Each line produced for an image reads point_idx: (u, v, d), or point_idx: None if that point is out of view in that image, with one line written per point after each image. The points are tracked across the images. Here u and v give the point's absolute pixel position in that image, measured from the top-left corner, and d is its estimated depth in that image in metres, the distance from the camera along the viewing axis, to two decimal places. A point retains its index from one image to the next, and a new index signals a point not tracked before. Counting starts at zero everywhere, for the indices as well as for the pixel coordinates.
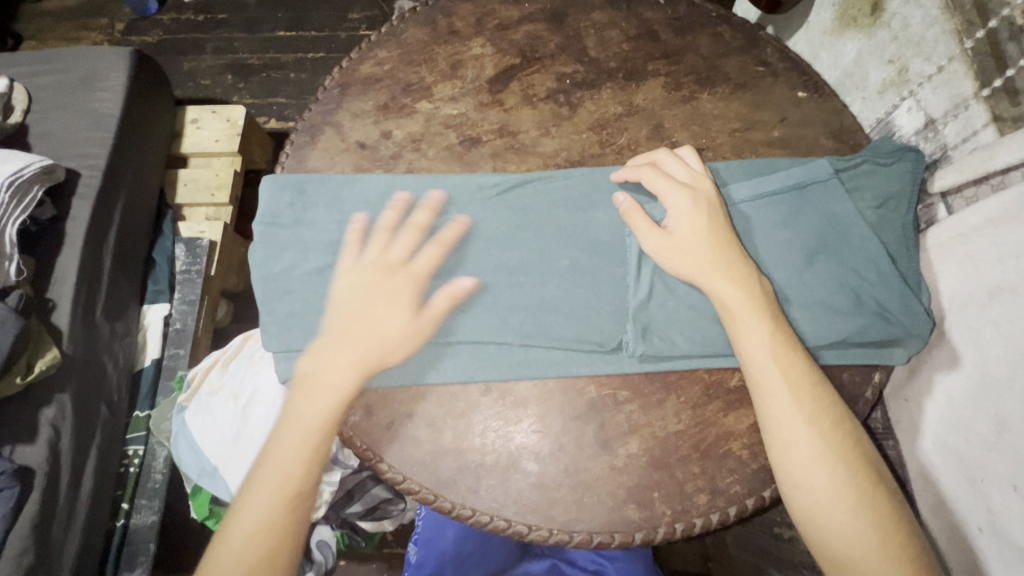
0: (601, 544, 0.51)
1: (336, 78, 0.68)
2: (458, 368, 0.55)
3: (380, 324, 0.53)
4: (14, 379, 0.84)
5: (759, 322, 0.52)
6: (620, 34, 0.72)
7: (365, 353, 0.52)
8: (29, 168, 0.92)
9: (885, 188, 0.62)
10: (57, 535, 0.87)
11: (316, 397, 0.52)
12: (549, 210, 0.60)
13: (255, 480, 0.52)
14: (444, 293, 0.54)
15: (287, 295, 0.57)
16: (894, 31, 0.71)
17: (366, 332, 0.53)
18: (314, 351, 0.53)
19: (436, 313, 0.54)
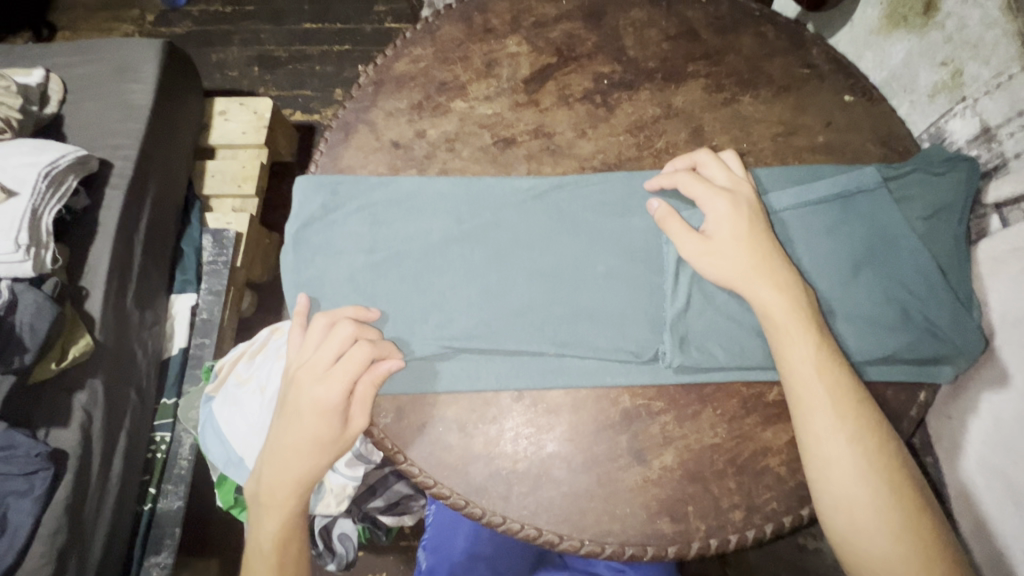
0: (633, 557, 0.50)
1: (370, 75, 0.68)
2: (491, 372, 0.55)
3: (307, 427, 0.52)
4: (50, 364, 0.87)
5: (804, 336, 0.50)
6: (659, 33, 0.70)
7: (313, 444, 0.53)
8: (65, 158, 0.93)
9: (936, 197, 0.59)
10: (88, 519, 0.89)
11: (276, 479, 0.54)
12: (574, 215, 0.59)
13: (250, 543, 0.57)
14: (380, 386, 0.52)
15: (319, 298, 0.57)
16: (949, 32, 0.67)
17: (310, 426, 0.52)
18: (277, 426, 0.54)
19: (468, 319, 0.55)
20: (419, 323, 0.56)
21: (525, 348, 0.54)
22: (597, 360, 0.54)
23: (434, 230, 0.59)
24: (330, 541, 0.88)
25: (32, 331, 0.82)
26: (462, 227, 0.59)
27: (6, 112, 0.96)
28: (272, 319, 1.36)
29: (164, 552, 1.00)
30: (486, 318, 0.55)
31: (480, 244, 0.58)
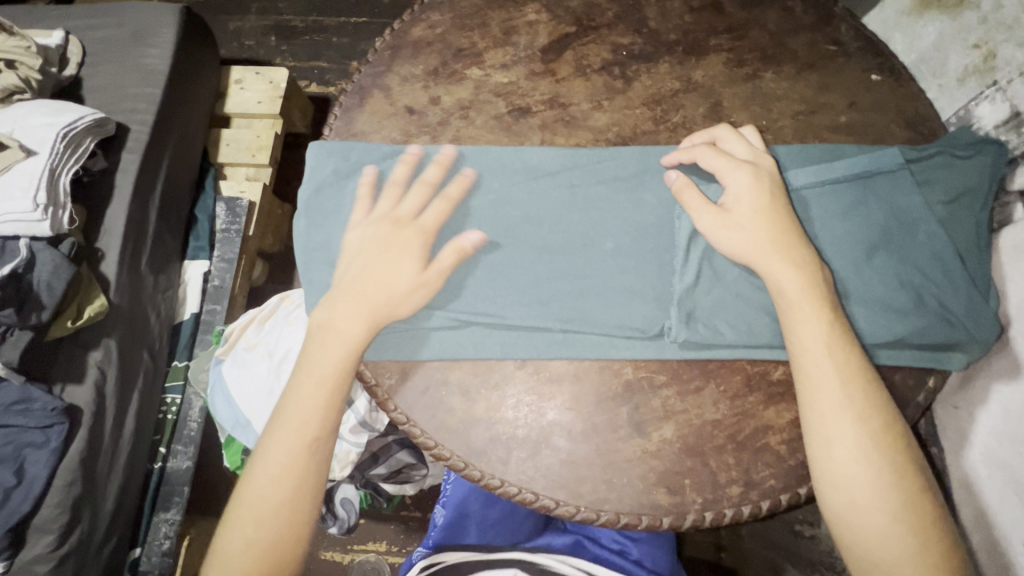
0: (627, 525, 0.51)
1: (387, 40, 0.67)
2: (439, 343, 0.55)
3: (353, 310, 0.53)
4: (67, 323, 0.89)
5: (817, 314, 0.50)
6: (682, 5, 0.68)
7: (359, 320, 0.53)
8: (83, 119, 0.94)
9: (958, 182, 0.58)
10: (99, 472, 0.92)
11: (326, 355, 0.53)
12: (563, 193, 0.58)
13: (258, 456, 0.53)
14: (417, 251, 0.54)
15: (327, 262, 0.57)
16: (984, 13, 0.65)
17: (362, 301, 0.53)
18: (344, 297, 0.54)
19: (420, 294, 0.53)
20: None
21: (532, 318, 0.54)
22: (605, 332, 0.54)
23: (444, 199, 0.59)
24: (332, 504, 0.92)
25: (50, 288, 0.84)
26: (473, 196, 0.59)
27: (27, 72, 0.97)
28: (283, 288, 1.38)
29: (173, 509, 1.03)
30: (496, 286, 0.55)
31: (489, 216, 0.58)
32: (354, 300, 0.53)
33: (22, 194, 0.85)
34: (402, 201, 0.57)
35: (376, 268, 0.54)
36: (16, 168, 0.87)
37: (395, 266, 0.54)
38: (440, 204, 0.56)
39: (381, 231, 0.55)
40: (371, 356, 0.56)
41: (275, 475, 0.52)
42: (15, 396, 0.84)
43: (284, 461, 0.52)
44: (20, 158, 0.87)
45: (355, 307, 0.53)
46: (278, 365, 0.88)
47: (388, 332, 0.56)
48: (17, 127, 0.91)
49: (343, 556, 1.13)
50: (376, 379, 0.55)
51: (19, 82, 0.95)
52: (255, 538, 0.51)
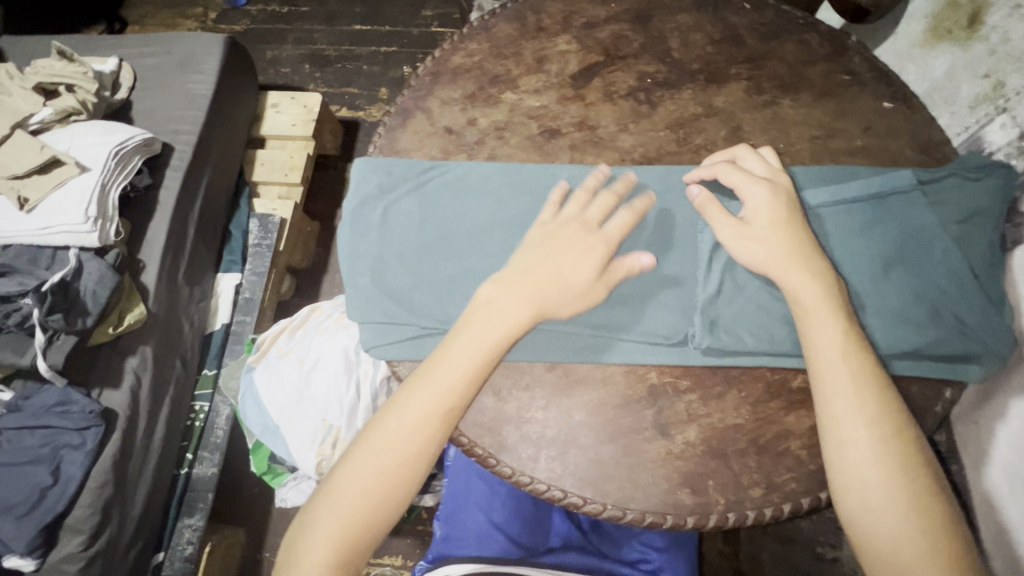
0: (652, 524, 0.53)
1: (428, 67, 0.73)
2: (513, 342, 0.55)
3: (501, 307, 0.55)
4: (108, 328, 0.95)
5: (832, 323, 0.52)
6: (703, 37, 0.73)
7: (517, 311, 0.55)
8: (133, 140, 1.02)
9: (969, 203, 0.60)
10: (133, 472, 0.96)
11: (467, 339, 0.55)
12: (617, 181, 0.60)
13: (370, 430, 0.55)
14: (598, 254, 0.56)
15: (369, 268, 0.61)
16: (993, 44, 0.69)
17: (528, 291, 0.55)
18: (524, 275, 0.56)
19: (588, 299, 0.55)
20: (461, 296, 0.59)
21: (561, 324, 0.58)
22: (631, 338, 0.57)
23: (479, 211, 0.63)
24: None
25: (95, 296, 0.90)
26: (504, 207, 0.63)
27: (85, 96, 1.05)
28: (312, 301, 1.43)
29: (196, 515, 1.06)
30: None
31: (520, 229, 0.62)
32: (525, 290, 0.55)
33: (75, 207, 0.92)
34: (587, 206, 0.59)
35: (559, 252, 0.56)
36: (71, 183, 0.94)
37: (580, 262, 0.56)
38: (625, 216, 0.58)
39: (569, 235, 0.57)
40: (408, 355, 0.59)
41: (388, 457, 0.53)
42: (57, 397, 0.89)
43: (404, 447, 0.53)
44: (74, 174, 0.94)
45: (524, 302, 0.55)
46: (310, 372, 0.92)
47: (425, 334, 0.59)
48: (74, 146, 0.98)
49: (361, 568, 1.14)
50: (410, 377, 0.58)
51: (77, 105, 1.03)
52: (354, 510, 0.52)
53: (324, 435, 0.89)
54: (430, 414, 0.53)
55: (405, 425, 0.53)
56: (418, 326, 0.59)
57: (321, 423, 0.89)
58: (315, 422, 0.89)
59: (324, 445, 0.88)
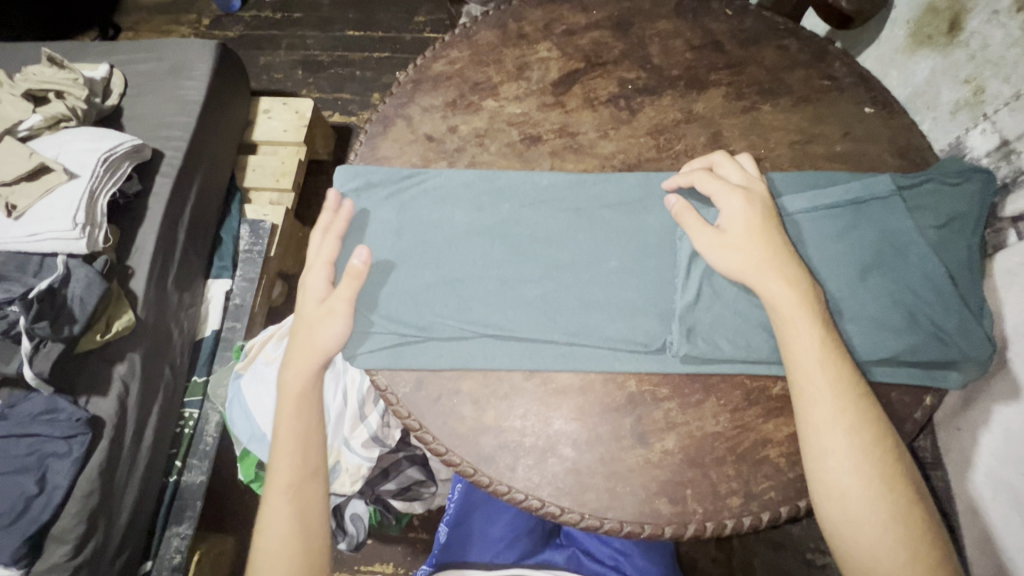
0: (630, 533, 0.53)
1: (409, 74, 0.73)
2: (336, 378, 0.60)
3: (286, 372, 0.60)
4: (96, 336, 0.94)
5: (811, 330, 0.52)
6: (684, 43, 0.73)
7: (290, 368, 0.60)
8: (123, 146, 1.01)
9: (947, 208, 0.60)
10: (119, 481, 0.95)
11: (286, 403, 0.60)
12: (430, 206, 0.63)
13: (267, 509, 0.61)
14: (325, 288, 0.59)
15: (344, 279, 0.61)
16: (973, 50, 0.69)
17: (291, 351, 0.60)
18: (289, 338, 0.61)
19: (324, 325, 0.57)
20: (438, 303, 0.59)
21: (539, 332, 0.57)
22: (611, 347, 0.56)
23: (456, 219, 0.63)
24: (342, 521, 0.94)
25: (82, 303, 0.89)
26: (482, 215, 0.63)
27: (74, 102, 1.04)
28: None
29: (184, 523, 1.05)
30: (503, 303, 0.59)
31: (498, 237, 0.62)
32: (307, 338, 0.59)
33: (63, 214, 0.91)
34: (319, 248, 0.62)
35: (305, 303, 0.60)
36: (59, 190, 0.93)
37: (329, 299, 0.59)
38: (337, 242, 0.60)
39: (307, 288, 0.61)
40: (385, 365, 0.58)
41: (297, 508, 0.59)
42: (42, 406, 0.88)
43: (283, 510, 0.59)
44: (62, 181, 0.94)
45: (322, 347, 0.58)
46: None
47: (402, 343, 0.59)
48: (62, 153, 0.98)
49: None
50: (389, 387, 0.58)
51: (66, 112, 1.02)
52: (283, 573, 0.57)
53: None
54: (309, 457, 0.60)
55: (282, 481, 0.59)
56: (394, 333, 0.59)
57: None
58: None
59: None
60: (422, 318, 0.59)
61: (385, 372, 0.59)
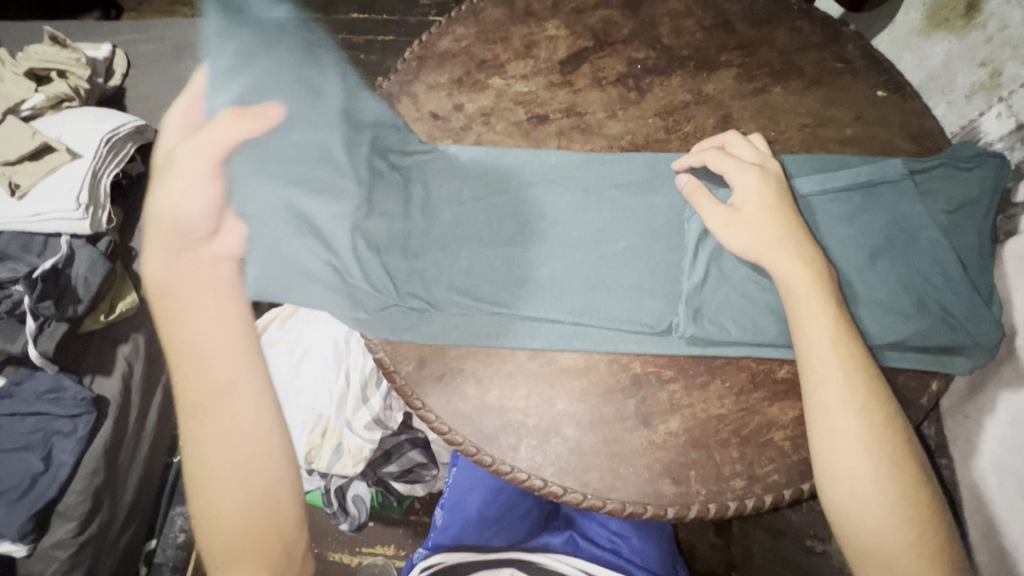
0: (633, 514, 0.53)
1: (415, 51, 0.71)
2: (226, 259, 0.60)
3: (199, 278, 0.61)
4: (99, 316, 0.94)
5: (823, 310, 0.51)
6: (695, 23, 0.72)
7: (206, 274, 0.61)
8: (126, 126, 1.01)
9: (960, 193, 0.59)
10: (123, 459, 0.95)
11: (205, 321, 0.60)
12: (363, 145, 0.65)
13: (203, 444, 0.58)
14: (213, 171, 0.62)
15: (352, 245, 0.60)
16: (990, 32, 0.67)
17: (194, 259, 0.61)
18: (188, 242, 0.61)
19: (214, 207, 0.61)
20: (447, 276, 0.59)
21: (544, 311, 0.57)
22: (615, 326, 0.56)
23: (467, 195, 0.62)
24: (344, 502, 0.95)
25: (86, 283, 0.89)
26: (491, 191, 0.62)
27: (76, 81, 1.03)
28: None
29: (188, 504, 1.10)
30: (510, 278, 0.59)
31: (506, 213, 0.61)
32: (167, 254, 0.62)
33: (66, 195, 0.91)
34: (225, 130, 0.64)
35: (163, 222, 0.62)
36: (63, 169, 0.93)
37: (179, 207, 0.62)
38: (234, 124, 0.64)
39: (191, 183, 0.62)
40: (388, 336, 0.58)
41: (225, 420, 0.58)
42: (48, 384, 0.88)
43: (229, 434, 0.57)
44: (65, 161, 0.93)
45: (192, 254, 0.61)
46: (299, 360, 0.91)
47: (408, 314, 0.59)
48: (65, 133, 0.97)
49: (350, 558, 1.14)
50: (393, 365, 0.57)
51: (69, 91, 1.02)
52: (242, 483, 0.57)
53: (314, 426, 0.89)
54: (234, 363, 0.60)
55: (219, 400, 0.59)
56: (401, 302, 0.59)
57: (311, 413, 0.89)
58: (304, 413, 0.89)
59: (314, 435, 0.88)
60: (429, 290, 0.58)
61: (388, 344, 0.58)
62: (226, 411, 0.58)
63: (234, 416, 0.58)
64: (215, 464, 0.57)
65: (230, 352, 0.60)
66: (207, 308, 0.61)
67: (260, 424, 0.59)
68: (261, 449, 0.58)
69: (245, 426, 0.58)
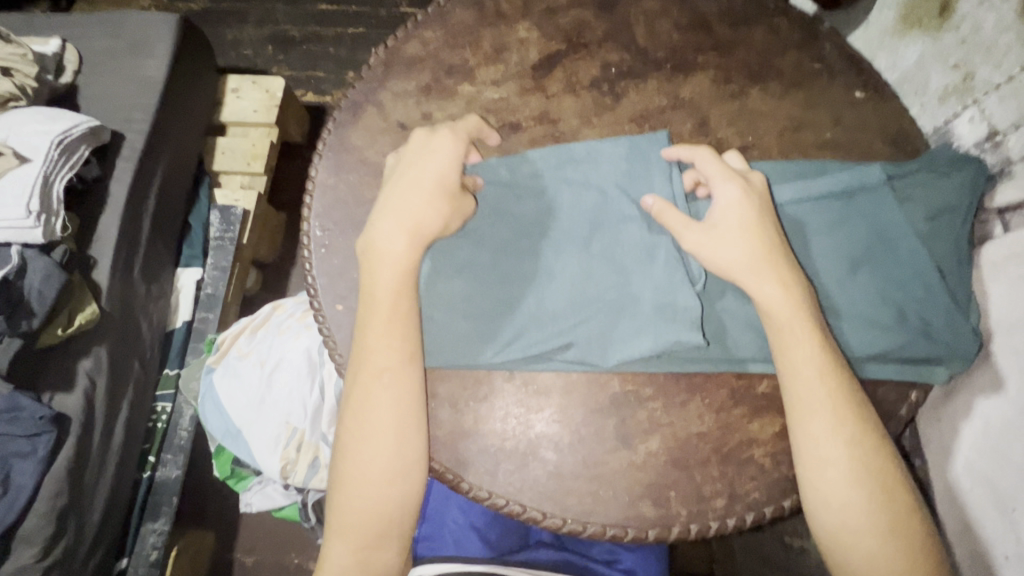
0: (614, 537, 0.52)
1: (380, 56, 0.68)
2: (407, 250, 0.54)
3: (394, 253, 0.54)
4: (57, 331, 0.88)
5: (806, 338, 0.50)
6: (670, 23, 0.70)
7: (401, 245, 0.54)
8: (78, 128, 0.94)
9: (939, 198, 0.59)
10: (88, 482, 0.91)
11: (389, 281, 0.54)
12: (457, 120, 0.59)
13: (350, 425, 0.53)
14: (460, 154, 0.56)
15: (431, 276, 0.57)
16: (963, 35, 0.67)
17: (402, 223, 0.54)
18: (389, 196, 0.56)
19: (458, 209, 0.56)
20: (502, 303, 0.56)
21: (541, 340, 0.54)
22: (603, 337, 0.54)
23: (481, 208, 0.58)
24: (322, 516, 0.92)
25: (41, 297, 0.82)
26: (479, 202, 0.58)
27: (23, 80, 0.96)
28: (276, 297, 1.38)
29: (161, 519, 1.01)
30: (571, 303, 0.55)
31: (492, 226, 0.58)
32: (399, 228, 0.54)
33: (15, 201, 0.83)
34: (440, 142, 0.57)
35: (390, 211, 0.55)
36: (10, 175, 0.86)
37: (423, 214, 0.54)
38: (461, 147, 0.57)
39: (421, 149, 0.57)
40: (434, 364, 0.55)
41: (360, 407, 0.52)
42: (2, 403, 0.80)
43: (376, 425, 0.52)
44: (13, 166, 0.86)
45: (400, 238, 0.54)
46: (269, 374, 0.89)
47: (501, 346, 0.55)
48: (11, 135, 0.90)
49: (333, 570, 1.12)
50: None
51: (15, 90, 0.94)
52: (372, 487, 0.52)
53: (288, 439, 0.86)
54: (398, 342, 0.53)
55: (371, 374, 0.52)
56: (492, 338, 0.55)
57: (284, 426, 0.86)
58: (276, 426, 0.86)
59: (287, 449, 0.85)
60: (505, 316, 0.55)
61: None
62: (369, 412, 0.52)
63: (376, 430, 0.52)
64: (360, 453, 0.52)
65: (402, 336, 0.53)
66: (399, 293, 0.54)
67: (406, 446, 0.52)
68: (398, 480, 0.52)
69: (380, 421, 0.52)
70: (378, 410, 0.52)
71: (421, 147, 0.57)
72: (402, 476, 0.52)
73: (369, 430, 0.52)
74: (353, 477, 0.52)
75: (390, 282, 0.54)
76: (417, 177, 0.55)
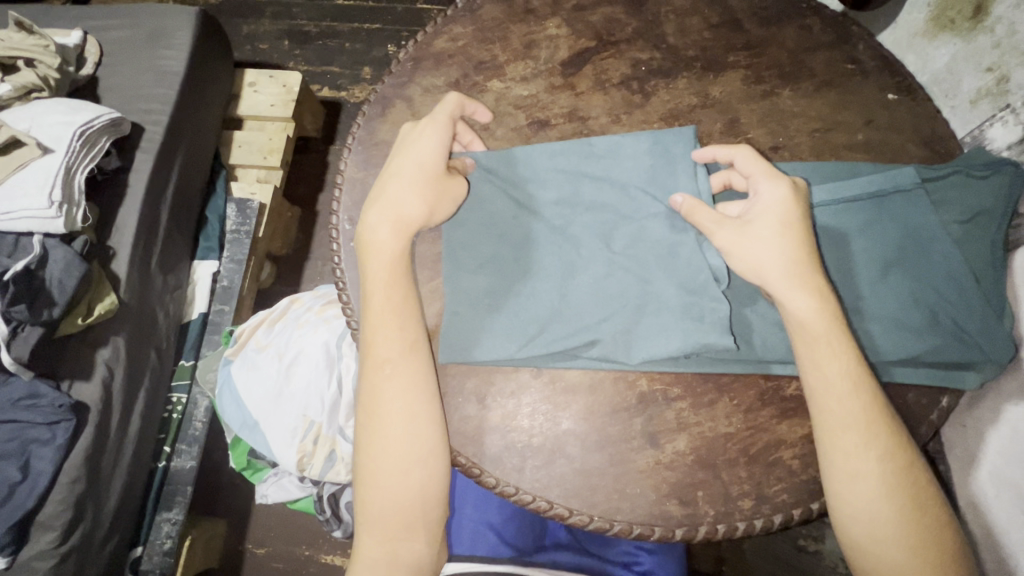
0: (639, 535, 0.52)
1: (409, 51, 0.68)
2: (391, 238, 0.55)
3: (383, 242, 0.55)
4: (77, 320, 0.89)
5: (841, 351, 0.50)
6: (700, 22, 0.69)
7: (390, 236, 0.55)
8: (99, 119, 0.95)
9: (974, 202, 0.58)
10: (106, 470, 0.92)
11: (383, 271, 0.55)
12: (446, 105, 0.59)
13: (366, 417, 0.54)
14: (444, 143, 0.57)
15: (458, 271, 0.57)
16: (998, 37, 0.66)
17: (387, 213, 0.55)
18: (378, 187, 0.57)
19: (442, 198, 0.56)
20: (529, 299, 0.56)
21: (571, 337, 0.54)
22: (630, 337, 0.54)
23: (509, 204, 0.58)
24: (337, 509, 0.93)
25: (62, 285, 0.83)
26: (507, 198, 0.58)
27: (46, 71, 0.97)
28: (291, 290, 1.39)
29: (175, 509, 1.03)
30: (599, 301, 0.55)
31: (521, 222, 0.58)
32: (383, 216, 0.55)
33: (38, 191, 0.84)
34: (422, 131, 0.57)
35: (378, 201, 0.56)
36: (33, 164, 0.86)
37: (407, 204, 0.55)
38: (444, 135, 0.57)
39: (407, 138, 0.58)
40: (456, 360, 0.55)
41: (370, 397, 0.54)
42: (23, 391, 0.82)
43: (388, 417, 0.53)
44: (35, 155, 0.87)
45: (385, 226, 0.55)
46: (288, 367, 0.89)
47: (529, 342, 0.54)
48: (35, 125, 0.91)
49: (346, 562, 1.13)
50: None
51: (39, 81, 0.96)
52: (393, 480, 0.52)
53: (305, 432, 0.86)
54: (401, 331, 0.54)
55: (375, 363, 0.53)
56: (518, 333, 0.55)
57: (302, 419, 0.87)
58: (295, 419, 0.87)
59: (305, 442, 0.86)
60: (532, 312, 0.55)
61: None
62: (379, 403, 0.53)
63: (391, 424, 0.52)
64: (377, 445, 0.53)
65: (404, 326, 0.54)
66: (389, 281, 0.55)
67: (420, 440, 0.52)
68: (417, 473, 0.52)
69: (392, 413, 0.52)
70: (382, 399, 0.53)
71: (406, 140, 0.58)
72: (420, 470, 0.52)
73: (381, 421, 0.53)
74: (371, 468, 0.53)
75: (382, 273, 0.55)
76: (399, 167, 0.56)
